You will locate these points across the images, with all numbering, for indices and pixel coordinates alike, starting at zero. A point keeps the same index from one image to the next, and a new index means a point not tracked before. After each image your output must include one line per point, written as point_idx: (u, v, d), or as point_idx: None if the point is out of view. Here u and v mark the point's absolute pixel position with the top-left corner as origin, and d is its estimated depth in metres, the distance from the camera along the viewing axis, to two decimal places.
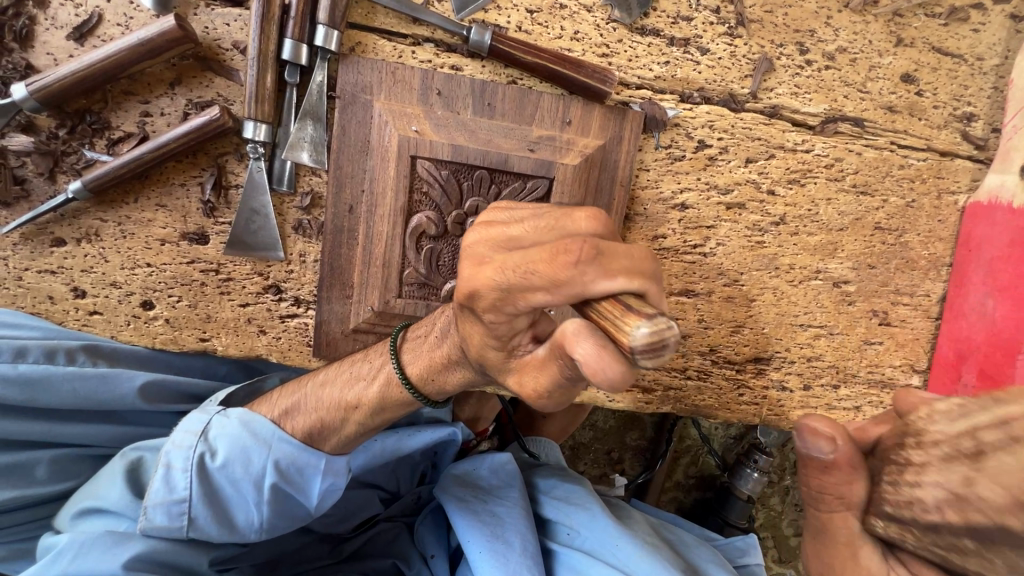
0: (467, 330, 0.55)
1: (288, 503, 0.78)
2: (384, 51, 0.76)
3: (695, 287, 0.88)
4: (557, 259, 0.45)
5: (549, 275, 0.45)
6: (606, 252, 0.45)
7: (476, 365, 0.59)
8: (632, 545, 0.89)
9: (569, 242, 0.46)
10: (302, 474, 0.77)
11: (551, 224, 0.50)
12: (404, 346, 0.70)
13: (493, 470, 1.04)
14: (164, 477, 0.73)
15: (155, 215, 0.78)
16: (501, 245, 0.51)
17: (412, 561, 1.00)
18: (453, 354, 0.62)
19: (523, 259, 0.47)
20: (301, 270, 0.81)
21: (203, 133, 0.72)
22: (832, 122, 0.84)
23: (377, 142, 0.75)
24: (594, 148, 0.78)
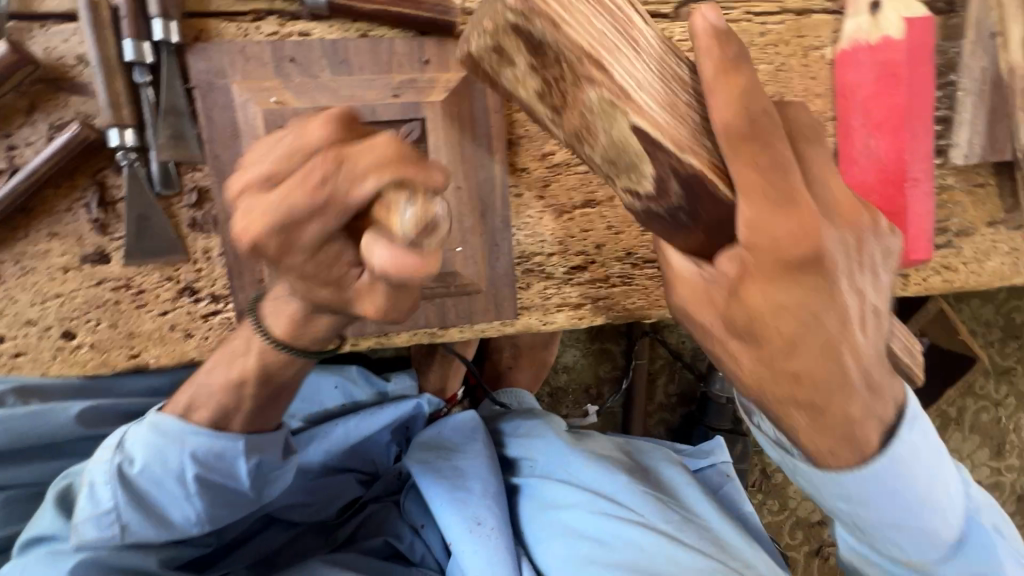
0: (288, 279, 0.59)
1: (221, 493, 0.79)
2: (229, 33, 0.76)
3: (596, 195, 0.90)
4: (308, 182, 0.49)
5: (307, 199, 0.50)
6: (345, 157, 0.50)
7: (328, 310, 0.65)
8: (588, 466, 0.93)
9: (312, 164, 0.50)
10: (228, 460, 0.78)
11: (296, 148, 0.51)
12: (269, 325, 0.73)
13: (457, 428, 1.05)
14: (89, 494, 0.74)
15: (50, 245, 0.78)
16: (261, 186, 0.51)
17: (403, 535, 1.04)
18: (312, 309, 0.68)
19: (282, 196, 0.50)
20: (208, 267, 0.83)
21: (69, 151, 0.73)
22: (684, 5, 0.86)
23: (245, 122, 0.76)
24: (457, 80, 0.80)
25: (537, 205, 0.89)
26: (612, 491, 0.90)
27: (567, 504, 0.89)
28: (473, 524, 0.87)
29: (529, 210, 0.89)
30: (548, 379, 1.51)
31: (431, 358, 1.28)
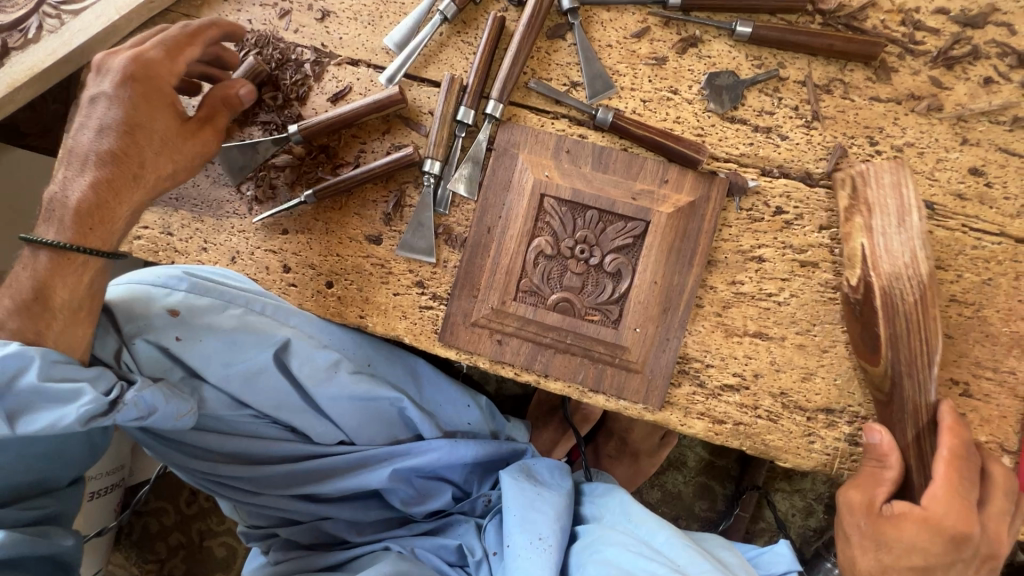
0: (183, 156, 0.97)
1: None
2: (531, 122, 1.04)
3: (769, 331, 0.99)
4: (150, 98, 0.93)
5: (135, 101, 0.92)
6: (134, 94, 0.92)
7: (114, 176, 0.93)
8: (651, 526, 1.00)
9: (134, 106, 0.92)
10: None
11: (135, 96, 0.92)
12: (44, 232, 0.92)
13: (549, 470, 1.18)
14: None
15: (351, 220, 1.08)
16: (121, 104, 0.92)
17: (474, 548, 1.12)
18: (141, 186, 0.95)
19: (128, 101, 0.92)
20: (446, 277, 1.05)
21: (398, 163, 1.03)
22: None
23: (517, 181, 1.01)
24: (684, 203, 0.98)
25: (712, 320, 1.00)
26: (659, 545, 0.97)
27: (612, 542, 0.98)
28: (535, 539, 1.00)
29: (703, 322, 1.00)
30: (640, 489, 1.49)
31: (549, 420, 1.41)
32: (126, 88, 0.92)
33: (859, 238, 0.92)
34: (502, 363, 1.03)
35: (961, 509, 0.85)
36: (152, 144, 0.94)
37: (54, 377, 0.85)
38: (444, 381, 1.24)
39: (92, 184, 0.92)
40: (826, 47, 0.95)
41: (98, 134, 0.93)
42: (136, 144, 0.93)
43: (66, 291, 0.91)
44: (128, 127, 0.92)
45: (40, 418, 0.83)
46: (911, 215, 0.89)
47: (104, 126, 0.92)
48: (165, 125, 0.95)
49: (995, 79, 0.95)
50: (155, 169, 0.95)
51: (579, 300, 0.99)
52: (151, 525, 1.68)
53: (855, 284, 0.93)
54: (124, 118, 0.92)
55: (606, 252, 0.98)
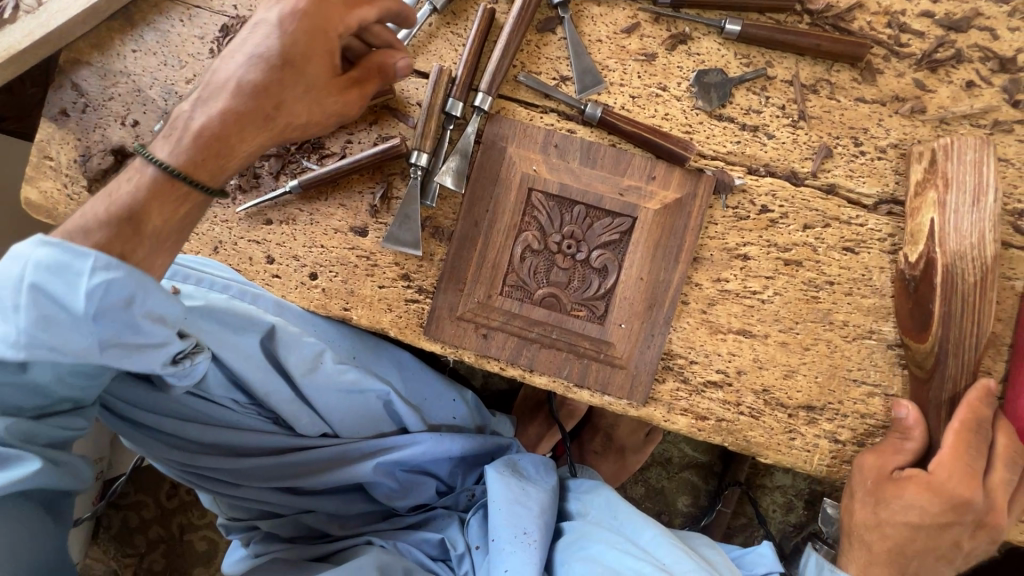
0: (299, 108, 0.89)
1: (58, 320, 0.73)
2: (520, 115, 1.03)
3: (753, 328, 1.00)
4: (320, 42, 0.88)
5: (306, 42, 0.87)
6: (293, 32, 0.86)
7: (247, 114, 0.86)
8: (636, 523, 1.00)
9: (295, 46, 0.86)
10: (72, 282, 0.72)
11: (298, 37, 0.87)
12: (155, 149, 0.85)
13: (534, 465, 1.19)
14: (54, 280, 0.72)
15: (337, 211, 1.07)
16: (274, 42, 0.86)
17: (457, 542, 1.11)
18: (265, 127, 0.88)
19: (298, 41, 0.87)
20: (432, 270, 1.05)
21: (385, 155, 1.02)
22: (885, 203, 0.98)
23: (505, 175, 1.00)
24: (670, 200, 0.98)
25: (696, 317, 1.01)
26: (644, 543, 0.97)
27: (596, 539, 0.98)
28: (519, 532, 1.00)
29: (687, 318, 1.01)
30: (624, 484, 1.50)
31: (534, 415, 1.41)
32: (298, 22, 0.87)
33: (929, 212, 0.91)
34: (487, 357, 1.02)
35: (965, 476, 0.89)
36: (274, 86, 0.87)
37: (145, 319, 0.77)
38: (429, 375, 1.23)
39: (221, 112, 0.85)
40: (813, 47, 0.96)
41: (243, 69, 0.86)
42: (282, 80, 0.87)
43: (161, 218, 0.82)
44: (285, 65, 0.86)
45: (118, 352, 0.77)
46: (985, 196, 0.89)
47: (254, 55, 0.86)
48: (315, 71, 0.89)
49: (978, 83, 0.96)
50: (289, 115, 0.89)
51: (565, 295, 0.99)
52: (130, 519, 1.66)
53: (914, 259, 0.93)
54: (281, 51, 0.86)
55: (592, 247, 0.98)
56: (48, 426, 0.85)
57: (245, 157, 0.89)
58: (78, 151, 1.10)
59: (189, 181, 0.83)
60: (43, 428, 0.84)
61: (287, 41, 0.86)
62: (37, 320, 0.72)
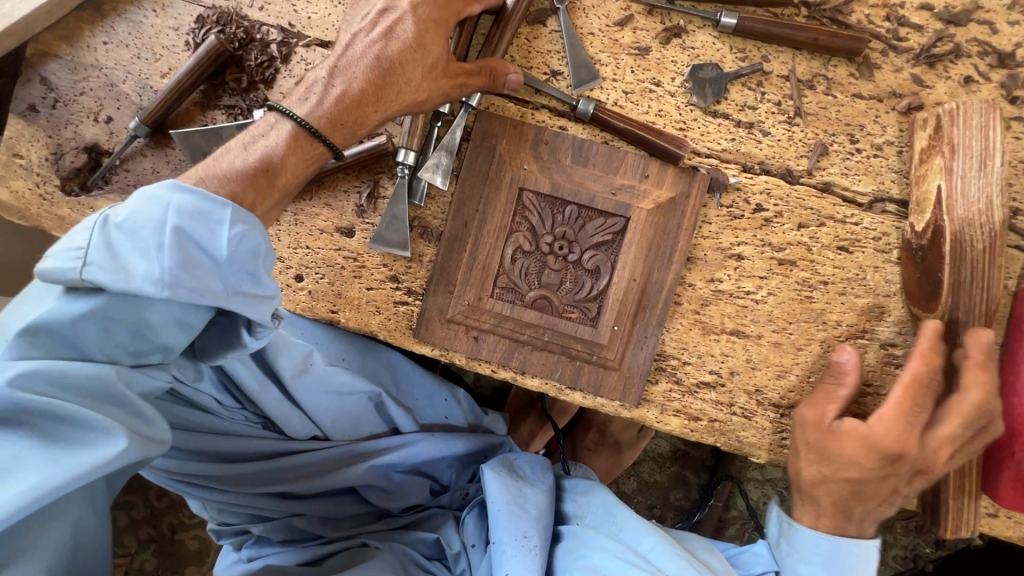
0: (425, 85, 0.89)
1: (196, 260, 0.72)
2: (510, 111, 1.00)
3: (746, 329, 0.99)
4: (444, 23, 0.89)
5: (435, 21, 0.88)
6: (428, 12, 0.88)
7: (378, 86, 0.87)
8: (636, 530, 1.00)
9: (426, 25, 0.87)
10: (213, 228, 0.73)
11: (433, 19, 0.88)
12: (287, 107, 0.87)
13: (531, 465, 1.18)
14: (197, 222, 0.72)
15: (322, 211, 1.04)
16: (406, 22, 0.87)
17: (452, 543, 1.10)
18: (397, 103, 0.89)
19: (428, 19, 0.87)
20: (421, 271, 1.02)
21: (370, 153, 0.98)
22: (880, 201, 0.96)
23: (495, 174, 0.98)
24: (664, 200, 0.96)
25: (689, 318, 0.99)
26: (645, 550, 0.97)
27: (597, 548, 0.97)
28: (519, 537, 0.98)
29: (681, 319, 1.00)
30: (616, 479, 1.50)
31: (527, 413, 1.41)
32: (429, 7, 0.87)
33: (936, 179, 0.88)
34: (479, 359, 1.01)
35: (904, 431, 0.85)
36: (408, 62, 0.87)
37: (267, 269, 0.78)
38: (420, 375, 1.22)
39: (357, 80, 0.87)
40: (811, 41, 0.94)
41: (379, 43, 0.87)
42: (412, 60, 0.87)
43: (292, 172, 0.86)
44: (416, 43, 0.87)
45: (243, 300, 0.76)
46: (993, 159, 0.85)
47: (388, 31, 0.87)
48: (441, 52, 0.89)
49: (975, 78, 0.95)
50: (417, 91, 0.89)
51: (557, 296, 0.97)
52: (119, 520, 1.64)
53: (922, 228, 0.90)
54: (415, 31, 0.87)
55: (584, 248, 0.96)
56: (143, 374, 0.77)
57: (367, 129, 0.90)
58: (49, 149, 1.06)
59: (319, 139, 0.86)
60: (144, 376, 0.76)
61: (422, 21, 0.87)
62: (176, 260, 0.71)
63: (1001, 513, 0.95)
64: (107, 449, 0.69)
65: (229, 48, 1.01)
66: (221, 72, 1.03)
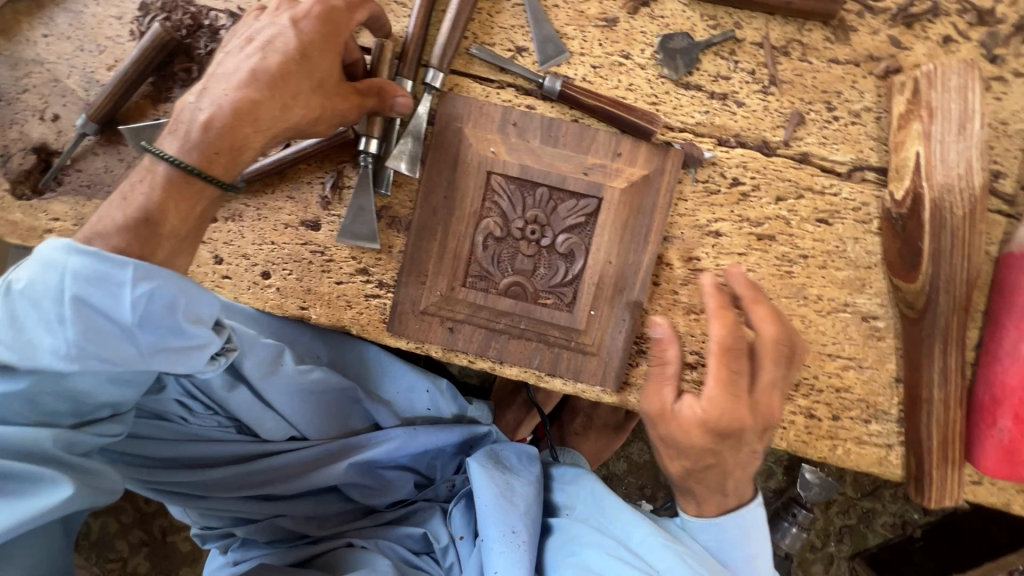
0: (305, 100, 0.82)
1: (104, 327, 0.72)
2: (475, 92, 0.96)
3: None
4: (331, 31, 0.83)
5: (318, 29, 0.82)
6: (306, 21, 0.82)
7: (252, 105, 0.80)
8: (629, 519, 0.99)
9: (308, 37, 0.82)
10: (115, 291, 0.71)
11: (317, 28, 0.82)
12: (165, 141, 0.81)
13: (519, 456, 1.17)
14: (96, 288, 0.71)
15: (285, 204, 1.00)
16: (285, 34, 0.82)
17: (440, 536, 1.10)
18: (274, 124, 0.82)
19: (308, 29, 0.82)
20: (391, 263, 0.99)
21: (331, 141, 0.95)
22: (859, 170, 0.94)
23: (462, 158, 0.94)
24: (638, 177, 0.93)
25: (668, 299, 0.97)
26: (635, 544, 0.95)
27: (590, 543, 0.96)
28: (508, 532, 0.98)
29: (659, 300, 0.97)
30: (606, 462, 1.50)
31: (512, 400, 1.39)
32: (313, 21, 0.82)
33: (914, 145, 0.86)
34: (455, 351, 0.99)
35: (732, 405, 0.84)
36: (283, 77, 0.81)
37: (189, 319, 0.76)
38: (399, 367, 1.17)
39: (232, 102, 0.80)
40: (783, 5, 0.90)
41: (253, 59, 0.81)
42: (294, 74, 0.81)
43: (178, 218, 0.81)
44: (299, 55, 0.81)
45: (169, 357, 0.77)
46: (972, 122, 0.82)
47: (268, 48, 0.81)
48: (323, 59, 0.83)
49: (954, 38, 0.91)
50: (303, 108, 0.83)
51: (532, 283, 0.94)
52: (109, 526, 1.63)
53: (901, 196, 0.88)
54: (298, 43, 0.81)
55: (558, 231, 0.93)
56: (87, 433, 0.82)
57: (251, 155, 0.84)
58: None
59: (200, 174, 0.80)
60: (84, 436, 0.81)
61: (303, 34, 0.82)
62: (82, 331, 0.71)
63: (985, 480, 0.95)
64: (52, 497, 0.76)
65: (175, 37, 0.95)
66: (169, 62, 0.98)
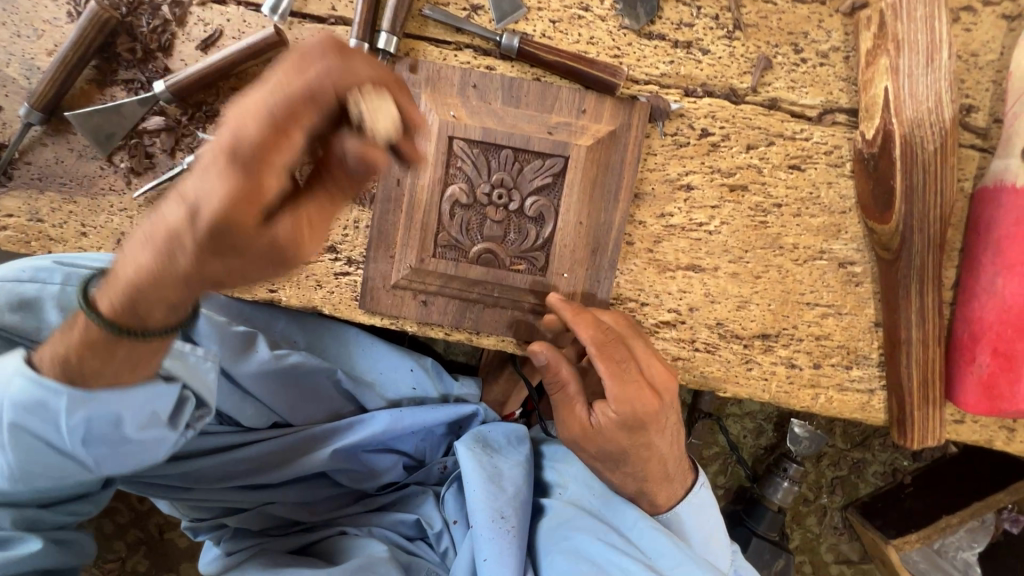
0: (285, 226, 0.55)
1: (47, 451, 0.75)
2: (432, 56, 0.93)
3: (702, 262, 0.95)
4: (245, 199, 0.52)
5: (222, 193, 0.52)
6: (233, 152, 0.51)
7: (159, 246, 0.57)
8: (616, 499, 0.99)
9: (223, 201, 0.52)
10: (57, 430, 0.72)
11: (238, 188, 0.52)
12: (99, 297, 0.64)
13: (507, 434, 1.15)
14: (38, 421, 0.71)
15: None
16: (206, 175, 0.53)
17: (434, 521, 1.09)
18: (213, 242, 0.54)
19: (213, 188, 0.52)
20: (359, 239, 0.97)
21: None
22: (829, 113, 0.91)
23: (423, 125, 0.91)
24: (605, 133, 0.90)
25: (643, 257, 0.96)
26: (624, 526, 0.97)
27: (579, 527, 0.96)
28: (496, 518, 0.98)
29: (634, 259, 0.96)
30: None
31: (498, 374, 1.38)
32: (224, 154, 0.52)
33: (882, 81, 0.83)
34: (430, 324, 0.97)
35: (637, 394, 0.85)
36: (172, 236, 0.56)
37: (139, 427, 0.76)
38: (382, 348, 1.15)
39: (138, 268, 0.59)
40: None
41: (190, 188, 0.54)
42: (217, 257, 0.56)
43: (99, 362, 0.68)
44: (210, 233, 0.54)
45: (128, 454, 0.79)
46: (940, 53, 0.80)
47: (213, 168, 0.52)
48: (238, 202, 0.52)
49: None
50: (237, 268, 0.57)
51: (503, 249, 0.92)
52: (106, 526, 1.62)
53: (871, 135, 0.86)
54: (197, 208, 0.53)
55: (526, 194, 0.91)
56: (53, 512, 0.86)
57: (161, 299, 0.61)
58: None
59: (127, 330, 0.64)
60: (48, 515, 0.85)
61: (240, 186, 0.52)
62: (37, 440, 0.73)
63: (967, 418, 0.95)
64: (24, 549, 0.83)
65: (115, 15, 0.91)
66: (111, 43, 0.94)
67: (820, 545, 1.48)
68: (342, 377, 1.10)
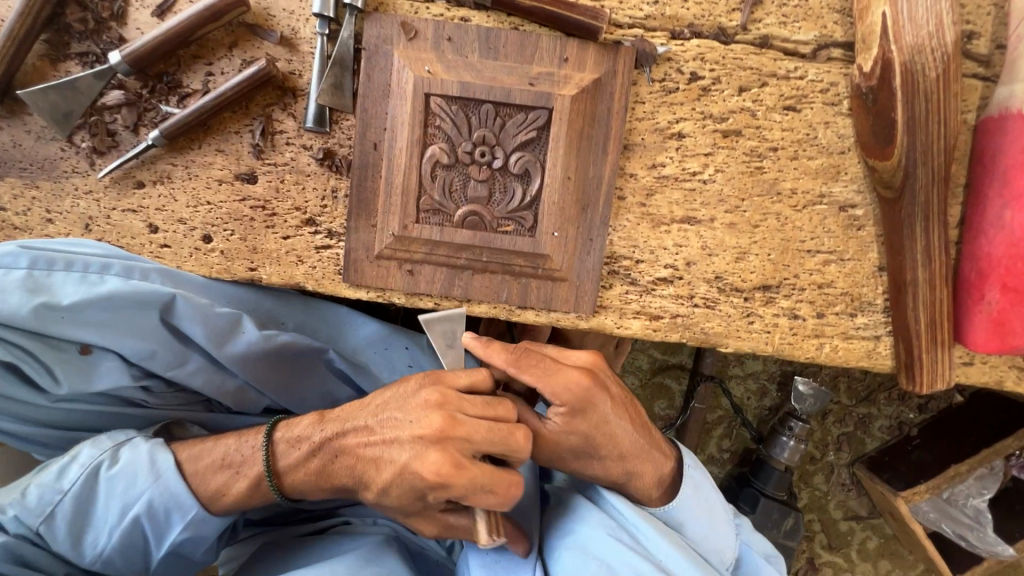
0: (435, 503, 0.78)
1: (138, 548, 0.87)
2: (402, 9, 0.88)
3: (698, 214, 0.92)
4: (444, 470, 0.74)
5: (432, 437, 0.76)
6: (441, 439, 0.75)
7: (354, 476, 0.82)
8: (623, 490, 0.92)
9: (436, 462, 0.75)
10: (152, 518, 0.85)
11: (440, 452, 0.75)
12: (277, 438, 0.86)
13: None
14: (139, 507, 0.84)
15: (215, 158, 0.92)
16: (402, 438, 0.78)
17: None
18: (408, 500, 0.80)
19: (415, 452, 0.76)
20: (339, 210, 0.92)
21: (252, 81, 0.86)
22: (824, 48, 0.87)
23: (397, 84, 0.86)
24: (589, 81, 0.85)
25: (636, 212, 0.92)
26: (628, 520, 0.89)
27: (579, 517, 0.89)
28: None
29: (627, 215, 0.92)
30: None
31: None
32: (434, 422, 0.76)
33: (881, 6, 0.79)
34: (419, 295, 0.93)
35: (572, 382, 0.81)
36: (372, 447, 0.81)
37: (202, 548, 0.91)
38: (374, 327, 1.09)
39: (330, 435, 0.83)
40: None
41: (397, 444, 0.78)
42: (397, 477, 0.78)
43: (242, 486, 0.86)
44: (441, 435, 0.75)
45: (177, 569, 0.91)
46: None
47: (412, 465, 0.76)
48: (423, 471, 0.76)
49: None
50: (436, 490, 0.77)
51: (489, 210, 0.88)
52: None
53: (869, 67, 0.81)
54: (407, 453, 0.77)
55: (510, 151, 0.87)
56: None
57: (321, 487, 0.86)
58: None
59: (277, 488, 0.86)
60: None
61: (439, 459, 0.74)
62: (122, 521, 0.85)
63: (976, 359, 0.92)
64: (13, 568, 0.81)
65: None
66: (59, 14, 0.89)
67: (829, 502, 1.47)
68: (335, 359, 1.04)
